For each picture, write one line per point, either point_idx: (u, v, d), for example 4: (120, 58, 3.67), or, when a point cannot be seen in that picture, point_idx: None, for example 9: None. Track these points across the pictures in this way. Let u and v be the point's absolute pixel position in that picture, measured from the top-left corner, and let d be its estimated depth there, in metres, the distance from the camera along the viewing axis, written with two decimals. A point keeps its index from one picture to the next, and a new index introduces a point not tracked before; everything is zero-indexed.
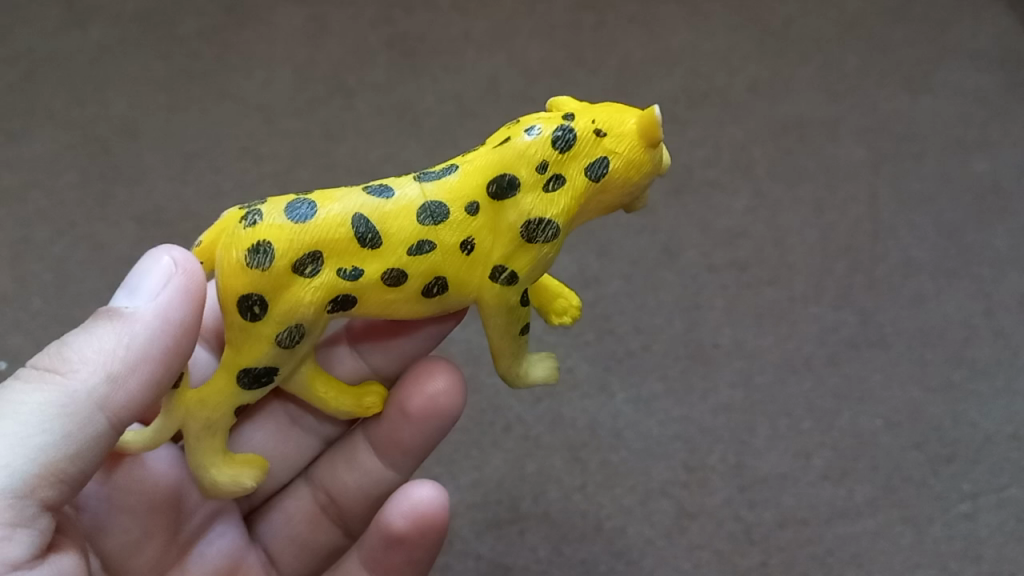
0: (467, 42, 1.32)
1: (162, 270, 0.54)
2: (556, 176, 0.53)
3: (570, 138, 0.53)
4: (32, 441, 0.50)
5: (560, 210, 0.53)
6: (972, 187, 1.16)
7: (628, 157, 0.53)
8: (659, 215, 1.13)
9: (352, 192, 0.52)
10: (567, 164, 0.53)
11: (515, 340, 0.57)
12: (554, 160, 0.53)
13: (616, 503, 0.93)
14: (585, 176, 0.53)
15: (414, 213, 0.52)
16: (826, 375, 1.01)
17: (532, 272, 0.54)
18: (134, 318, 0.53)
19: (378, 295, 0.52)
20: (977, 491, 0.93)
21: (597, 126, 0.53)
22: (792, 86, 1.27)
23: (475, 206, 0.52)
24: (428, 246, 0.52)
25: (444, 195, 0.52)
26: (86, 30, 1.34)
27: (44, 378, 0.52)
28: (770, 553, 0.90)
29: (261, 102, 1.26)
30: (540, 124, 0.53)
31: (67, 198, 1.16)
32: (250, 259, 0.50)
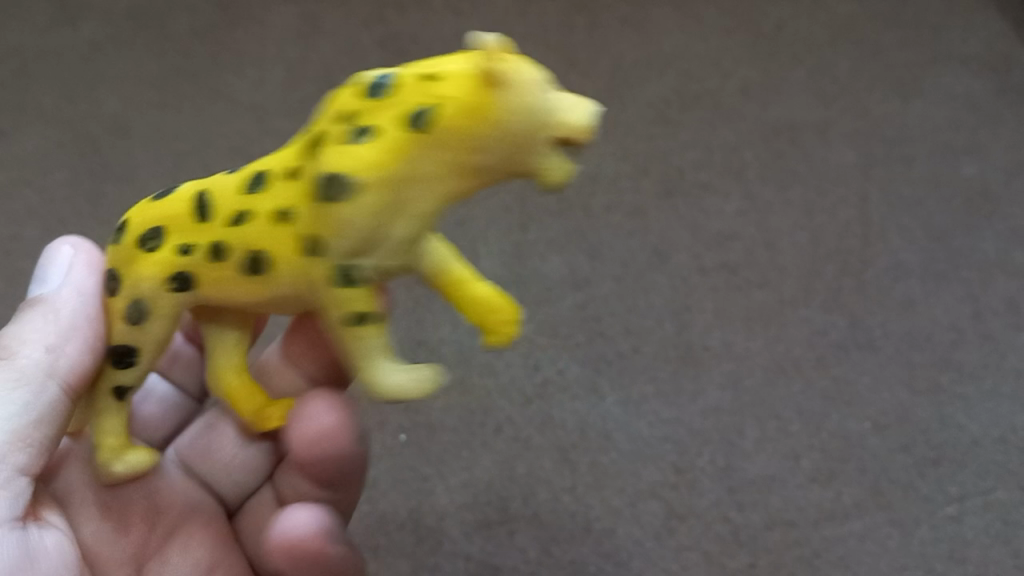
0: (459, 43, 1.32)
1: (65, 258, 0.59)
2: (365, 128, 0.43)
3: (387, 83, 0.44)
4: None
5: (364, 163, 0.42)
6: (961, 191, 1.17)
7: (454, 100, 0.43)
8: (650, 217, 1.13)
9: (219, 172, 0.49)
10: (382, 111, 0.43)
11: (370, 338, 0.46)
12: (366, 109, 0.44)
13: (605, 504, 0.93)
14: (400, 122, 0.43)
15: (244, 180, 0.46)
16: (815, 378, 1.01)
17: (341, 239, 0.43)
18: (54, 297, 0.56)
19: (212, 273, 0.47)
20: (963, 494, 0.94)
21: (425, 70, 0.44)
22: (783, 89, 1.27)
23: (295, 170, 0.45)
24: (246, 216, 0.46)
25: (273, 163, 0.46)
26: (78, 28, 1.34)
27: None
28: (758, 555, 0.91)
29: (253, 101, 1.25)
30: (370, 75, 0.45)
31: (57, 196, 1.16)
32: (113, 237, 0.50)
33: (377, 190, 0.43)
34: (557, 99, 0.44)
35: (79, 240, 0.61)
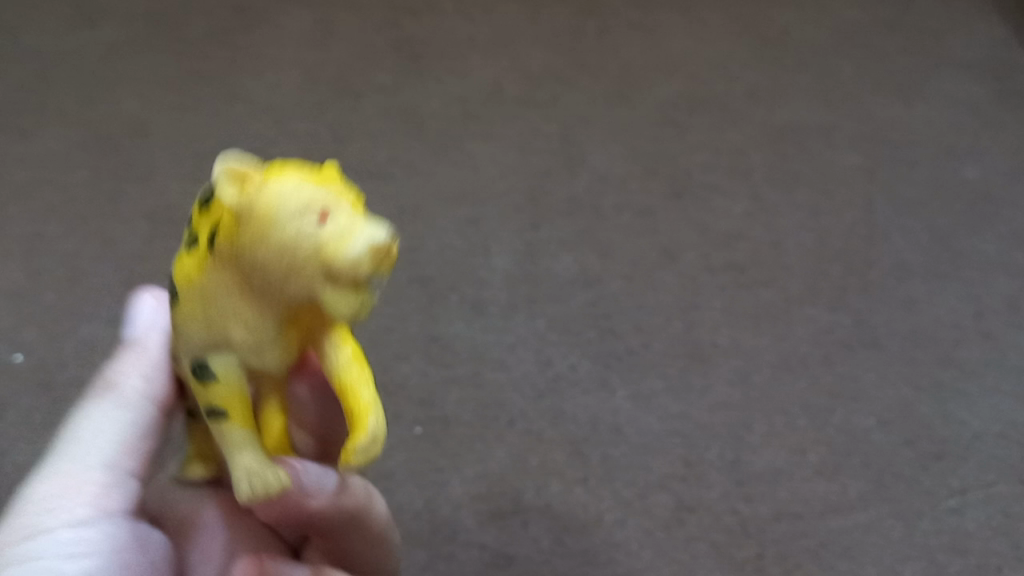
0: (472, 48, 1.35)
1: (144, 304, 0.62)
2: (194, 241, 0.47)
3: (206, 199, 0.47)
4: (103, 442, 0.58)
5: (186, 280, 0.47)
6: (963, 193, 1.19)
7: (225, 226, 0.44)
8: (658, 218, 1.16)
9: None
10: (201, 228, 0.47)
11: (230, 436, 0.48)
12: (198, 224, 0.47)
13: (616, 496, 0.96)
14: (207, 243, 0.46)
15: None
16: (820, 374, 1.04)
17: (186, 342, 0.48)
18: (138, 339, 0.60)
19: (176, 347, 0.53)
20: (965, 488, 0.96)
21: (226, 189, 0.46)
22: (789, 94, 1.30)
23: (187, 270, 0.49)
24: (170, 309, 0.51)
25: None
26: (98, 31, 1.37)
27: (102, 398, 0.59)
28: (765, 545, 0.93)
29: (270, 103, 1.28)
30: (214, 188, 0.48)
31: (79, 195, 1.18)
32: None
33: (192, 304, 0.47)
34: (329, 228, 0.42)
35: (156, 286, 0.64)
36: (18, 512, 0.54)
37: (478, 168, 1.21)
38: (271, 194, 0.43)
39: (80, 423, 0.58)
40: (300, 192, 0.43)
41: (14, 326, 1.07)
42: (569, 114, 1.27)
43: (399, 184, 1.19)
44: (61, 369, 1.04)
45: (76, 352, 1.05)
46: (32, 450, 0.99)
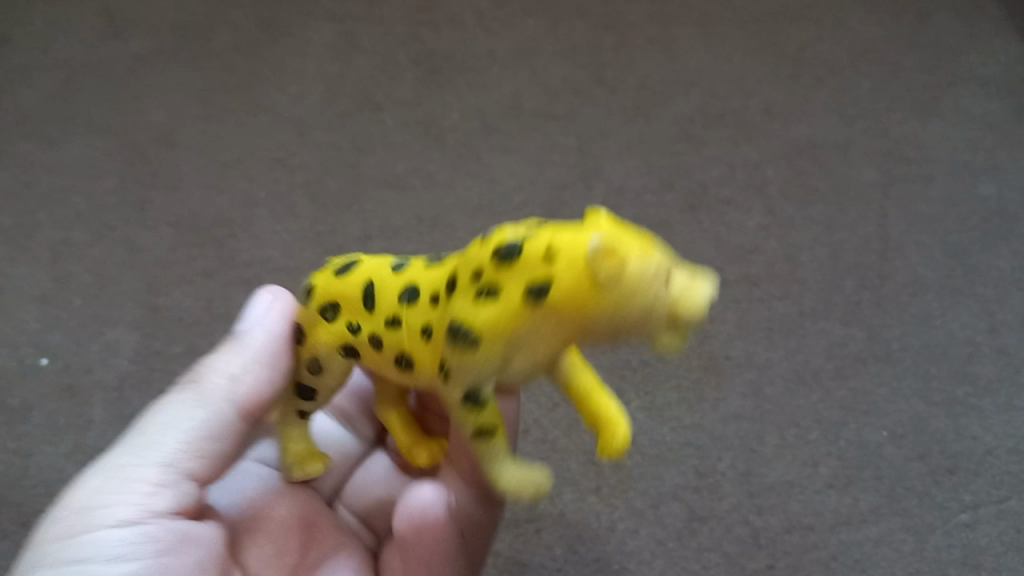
0: (491, 60, 1.37)
1: (263, 302, 0.66)
2: (489, 289, 0.47)
3: (517, 248, 0.47)
4: (176, 427, 0.59)
5: (483, 322, 0.47)
6: (979, 209, 1.20)
7: (573, 279, 0.45)
8: (674, 231, 1.17)
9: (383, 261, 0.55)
10: (506, 277, 0.47)
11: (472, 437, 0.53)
12: (493, 272, 0.47)
13: (628, 506, 0.97)
14: (524, 294, 0.46)
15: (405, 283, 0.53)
16: (832, 388, 1.05)
17: (459, 372, 0.48)
18: (245, 336, 0.64)
19: (374, 355, 0.54)
20: (976, 502, 0.97)
21: (547, 247, 0.46)
22: (806, 110, 1.31)
23: (439, 297, 0.50)
24: (398, 323, 0.52)
25: (423, 283, 0.52)
26: (125, 41, 1.39)
27: (186, 386, 0.62)
28: (776, 557, 0.94)
29: (293, 114, 1.30)
30: (513, 231, 0.48)
31: (105, 203, 1.21)
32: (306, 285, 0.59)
33: (493, 346, 0.47)
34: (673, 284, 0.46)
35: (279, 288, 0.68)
36: (83, 479, 0.57)
37: (496, 180, 1.22)
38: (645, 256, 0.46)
39: (160, 408, 0.61)
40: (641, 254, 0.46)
41: (41, 330, 1.10)
42: (587, 128, 1.28)
43: (417, 196, 1.21)
44: (87, 372, 1.06)
45: (101, 357, 1.08)
46: (58, 451, 1.01)
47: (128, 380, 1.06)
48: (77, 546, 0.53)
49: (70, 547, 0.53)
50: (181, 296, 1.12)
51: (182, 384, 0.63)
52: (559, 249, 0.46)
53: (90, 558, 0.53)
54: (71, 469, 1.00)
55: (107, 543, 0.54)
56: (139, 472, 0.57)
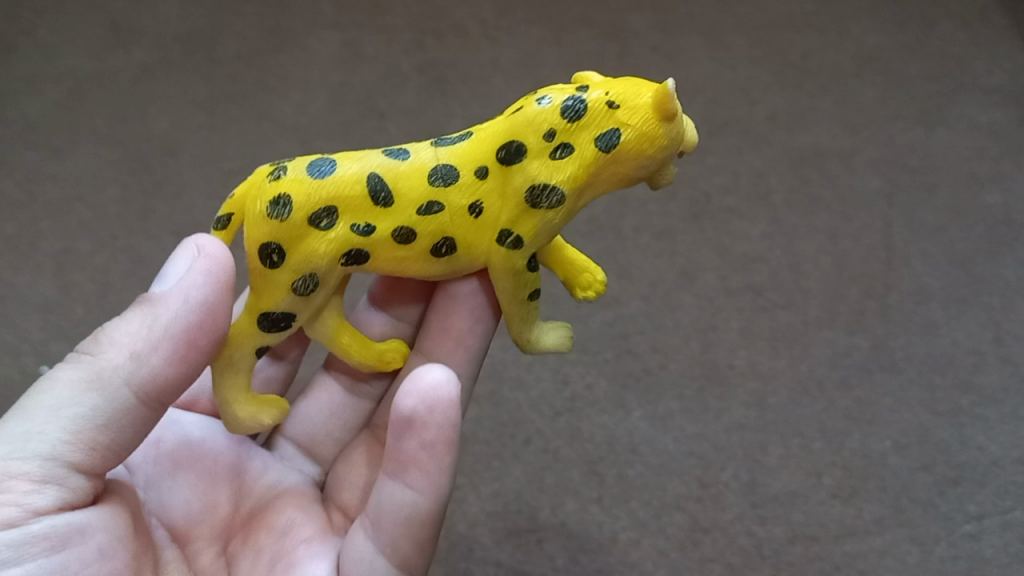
0: (495, 69, 1.37)
1: (187, 258, 0.57)
2: (563, 145, 0.53)
3: (580, 108, 0.53)
4: (63, 412, 0.54)
5: (566, 177, 0.53)
6: (984, 218, 1.20)
7: (641, 129, 0.53)
8: (677, 240, 1.17)
9: (371, 153, 0.55)
10: (576, 133, 0.53)
11: (525, 305, 0.59)
12: (563, 129, 0.53)
13: (631, 515, 0.97)
14: (596, 145, 0.53)
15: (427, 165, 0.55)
16: (837, 398, 1.04)
17: (542, 231, 0.55)
18: (158, 302, 0.56)
19: (394, 250, 0.55)
20: (982, 513, 0.96)
21: (610, 98, 0.53)
22: (810, 118, 1.30)
23: (484, 170, 0.55)
24: (437, 207, 0.54)
25: (455, 160, 0.55)
26: (130, 51, 1.39)
27: (82, 357, 0.56)
28: (780, 568, 0.94)
29: (297, 123, 1.30)
30: (552, 94, 0.54)
31: (109, 212, 1.21)
32: (270, 210, 0.53)
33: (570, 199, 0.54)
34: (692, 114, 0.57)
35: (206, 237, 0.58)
36: None
37: None
38: None
39: (50, 381, 0.55)
40: None
41: (45, 339, 1.10)
42: None
43: None
44: None
45: None
46: None
47: None
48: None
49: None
50: None
51: (79, 353, 0.56)
52: (621, 100, 0.53)
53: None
54: None
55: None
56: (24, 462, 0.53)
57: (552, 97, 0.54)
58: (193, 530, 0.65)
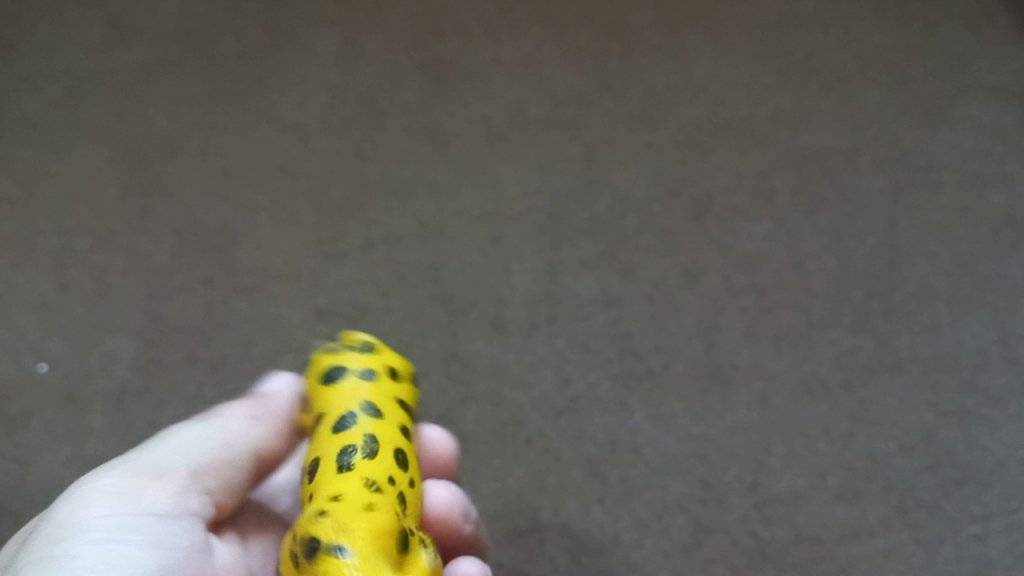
0: (496, 68, 1.36)
1: (275, 381, 0.74)
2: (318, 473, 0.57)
3: (339, 466, 0.57)
4: (199, 449, 0.64)
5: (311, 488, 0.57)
6: (989, 217, 1.19)
7: (309, 519, 0.53)
8: (680, 239, 1.16)
9: (361, 391, 0.62)
10: (329, 481, 0.56)
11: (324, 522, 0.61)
12: (331, 471, 0.57)
13: (633, 516, 0.96)
14: (317, 504, 0.55)
15: (358, 440, 0.58)
16: (841, 398, 1.03)
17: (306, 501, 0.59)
18: (268, 398, 0.71)
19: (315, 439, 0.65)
20: (987, 515, 0.96)
21: (330, 504, 0.53)
22: (813, 117, 1.29)
23: (328, 435, 0.59)
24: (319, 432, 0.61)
25: (341, 423, 0.60)
26: (129, 48, 1.38)
27: (209, 421, 0.67)
28: (784, 569, 0.93)
29: (298, 121, 1.30)
30: (354, 458, 0.57)
31: (108, 209, 1.20)
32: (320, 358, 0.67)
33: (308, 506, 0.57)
34: None
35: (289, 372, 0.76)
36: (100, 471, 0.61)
37: (500, 188, 1.21)
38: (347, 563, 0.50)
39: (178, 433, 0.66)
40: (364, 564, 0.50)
41: (42, 337, 1.09)
42: (593, 136, 1.27)
43: (421, 203, 1.20)
44: (87, 380, 1.06)
45: (102, 365, 1.07)
46: (57, 459, 1.01)
47: (128, 388, 1.05)
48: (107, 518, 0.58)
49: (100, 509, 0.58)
50: (184, 304, 1.11)
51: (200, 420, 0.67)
52: (331, 507, 0.53)
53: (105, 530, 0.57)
54: (70, 477, 1.00)
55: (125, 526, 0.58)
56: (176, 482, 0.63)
57: (351, 463, 0.57)
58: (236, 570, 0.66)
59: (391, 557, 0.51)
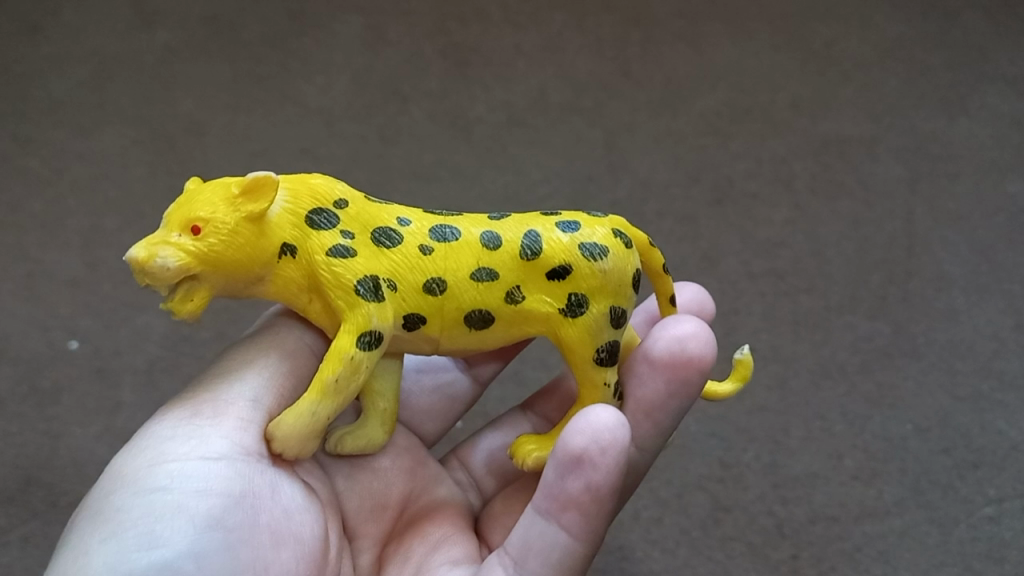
0: (518, 54, 1.37)
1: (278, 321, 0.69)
2: (441, 227, 0.58)
3: (376, 232, 0.57)
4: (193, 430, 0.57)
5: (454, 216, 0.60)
6: (1006, 206, 1.20)
7: (369, 212, 0.58)
8: (699, 224, 1.18)
9: (514, 232, 0.58)
10: (419, 222, 0.58)
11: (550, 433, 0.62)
12: (430, 223, 0.58)
13: (653, 495, 0.98)
14: (394, 218, 0.58)
15: (470, 236, 0.58)
16: (859, 382, 1.05)
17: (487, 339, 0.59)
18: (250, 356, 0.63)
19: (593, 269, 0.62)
20: (1002, 496, 0.97)
21: (345, 204, 0.57)
22: (833, 106, 1.30)
23: (489, 236, 0.58)
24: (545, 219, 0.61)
25: (502, 231, 0.58)
26: (155, 33, 1.40)
27: (200, 413, 0.59)
28: (801, 547, 0.95)
29: (321, 105, 1.31)
30: (389, 223, 0.57)
31: (135, 189, 1.22)
32: (620, 238, 0.60)
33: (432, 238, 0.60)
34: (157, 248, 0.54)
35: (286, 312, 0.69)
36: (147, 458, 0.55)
37: (522, 172, 1.23)
38: (208, 198, 0.55)
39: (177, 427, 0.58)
40: (212, 208, 0.55)
41: (71, 313, 1.12)
42: (613, 122, 1.29)
43: (444, 187, 1.22)
44: (117, 356, 1.09)
45: (132, 341, 1.10)
46: (88, 434, 1.04)
47: (158, 364, 1.08)
48: (139, 535, 0.51)
49: (107, 555, 0.50)
50: None
51: (200, 408, 0.59)
52: (348, 202, 0.58)
53: (153, 560, 0.50)
54: (102, 449, 1.02)
55: (166, 526, 0.51)
56: (158, 454, 0.55)
57: (359, 203, 0.58)
58: (361, 526, 0.66)
59: (293, 214, 0.56)
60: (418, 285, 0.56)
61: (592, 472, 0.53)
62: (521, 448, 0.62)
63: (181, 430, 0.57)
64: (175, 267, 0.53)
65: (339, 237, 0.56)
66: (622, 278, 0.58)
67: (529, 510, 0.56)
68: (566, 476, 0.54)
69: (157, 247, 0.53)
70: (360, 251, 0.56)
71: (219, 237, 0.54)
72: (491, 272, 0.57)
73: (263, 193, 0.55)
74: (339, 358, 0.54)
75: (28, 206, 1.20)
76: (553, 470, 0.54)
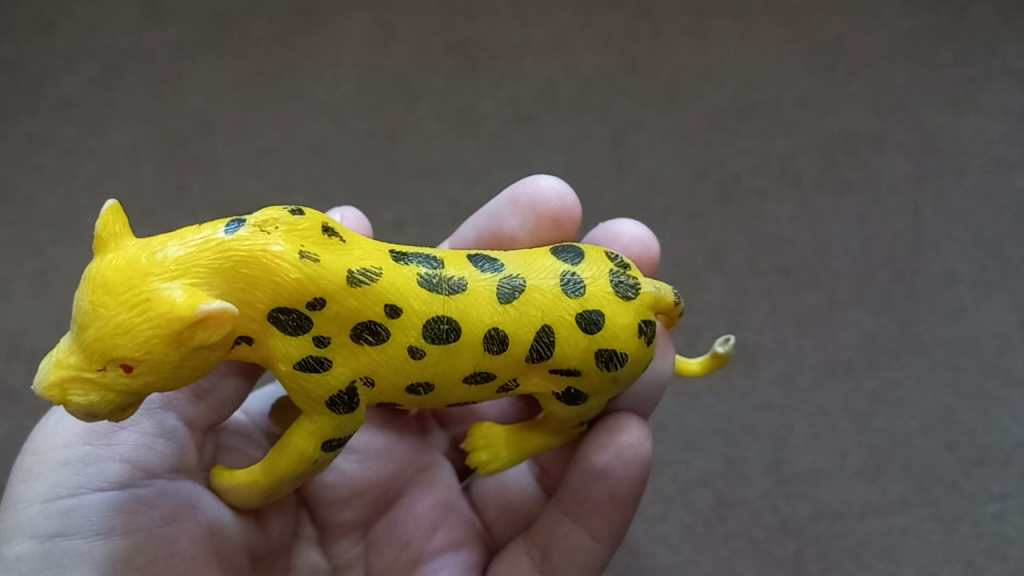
0: (525, 50, 1.33)
1: None
2: (443, 321, 0.61)
3: (361, 333, 0.59)
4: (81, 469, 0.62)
5: (461, 291, 0.61)
6: (1014, 204, 1.21)
7: (354, 304, 0.59)
8: (705, 220, 1.18)
9: (525, 333, 0.62)
10: (414, 316, 0.60)
11: (506, 445, 0.71)
12: (426, 315, 0.60)
13: (657, 491, 1.02)
14: (382, 309, 0.59)
15: (475, 339, 0.61)
16: (864, 378, 1.08)
17: None
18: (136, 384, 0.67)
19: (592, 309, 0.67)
20: (1007, 493, 1.02)
21: (317, 299, 0.58)
22: (842, 100, 1.28)
23: (490, 335, 0.62)
24: (570, 294, 0.64)
25: (512, 329, 0.62)
26: (165, 30, 1.34)
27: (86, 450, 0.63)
28: (804, 542, 1.00)
29: (330, 102, 1.31)
30: (382, 323, 0.59)
31: (145, 188, 1.25)
32: (643, 333, 0.66)
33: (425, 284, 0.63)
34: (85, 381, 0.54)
35: None
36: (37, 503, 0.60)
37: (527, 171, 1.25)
38: (140, 317, 0.54)
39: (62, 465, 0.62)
40: (140, 341, 0.54)
41: None
42: (621, 118, 1.28)
43: (449, 186, 1.26)
44: None
45: None
46: None
47: None
48: None
49: None
50: None
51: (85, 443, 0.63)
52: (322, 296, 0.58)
53: None
54: None
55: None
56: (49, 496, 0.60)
57: (337, 294, 0.58)
58: (338, 511, 0.74)
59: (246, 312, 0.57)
60: (402, 385, 0.61)
61: (616, 487, 0.68)
62: (480, 453, 0.71)
63: (71, 468, 0.62)
64: (109, 397, 0.55)
65: (311, 345, 0.58)
66: (626, 380, 0.66)
67: (556, 510, 0.70)
68: (594, 484, 0.68)
69: (70, 386, 0.54)
70: (334, 357, 0.59)
71: (151, 372, 0.55)
72: (487, 373, 0.63)
73: (210, 323, 0.54)
74: (300, 459, 0.61)
75: (41, 203, 1.23)
76: (579, 477, 0.69)
